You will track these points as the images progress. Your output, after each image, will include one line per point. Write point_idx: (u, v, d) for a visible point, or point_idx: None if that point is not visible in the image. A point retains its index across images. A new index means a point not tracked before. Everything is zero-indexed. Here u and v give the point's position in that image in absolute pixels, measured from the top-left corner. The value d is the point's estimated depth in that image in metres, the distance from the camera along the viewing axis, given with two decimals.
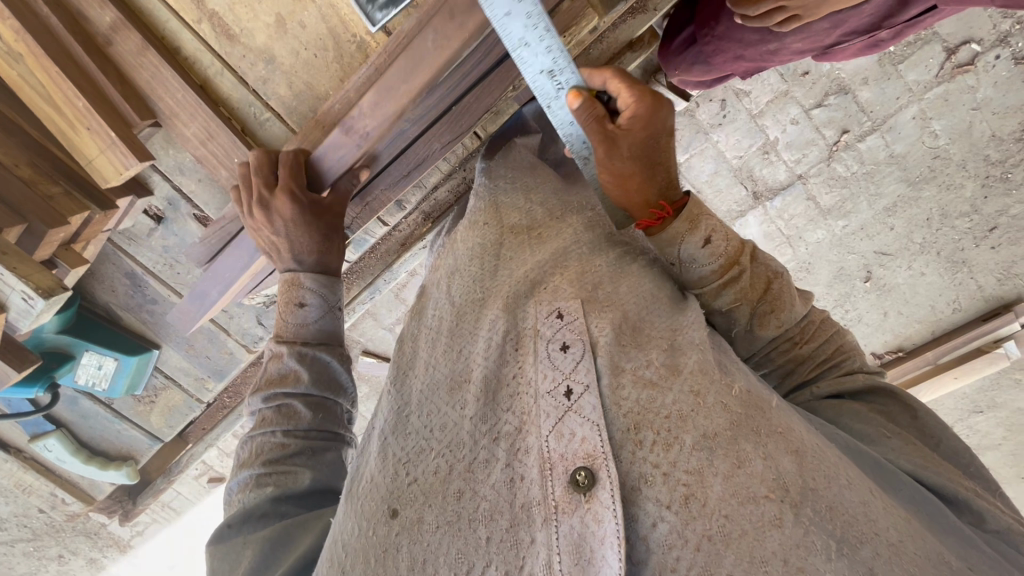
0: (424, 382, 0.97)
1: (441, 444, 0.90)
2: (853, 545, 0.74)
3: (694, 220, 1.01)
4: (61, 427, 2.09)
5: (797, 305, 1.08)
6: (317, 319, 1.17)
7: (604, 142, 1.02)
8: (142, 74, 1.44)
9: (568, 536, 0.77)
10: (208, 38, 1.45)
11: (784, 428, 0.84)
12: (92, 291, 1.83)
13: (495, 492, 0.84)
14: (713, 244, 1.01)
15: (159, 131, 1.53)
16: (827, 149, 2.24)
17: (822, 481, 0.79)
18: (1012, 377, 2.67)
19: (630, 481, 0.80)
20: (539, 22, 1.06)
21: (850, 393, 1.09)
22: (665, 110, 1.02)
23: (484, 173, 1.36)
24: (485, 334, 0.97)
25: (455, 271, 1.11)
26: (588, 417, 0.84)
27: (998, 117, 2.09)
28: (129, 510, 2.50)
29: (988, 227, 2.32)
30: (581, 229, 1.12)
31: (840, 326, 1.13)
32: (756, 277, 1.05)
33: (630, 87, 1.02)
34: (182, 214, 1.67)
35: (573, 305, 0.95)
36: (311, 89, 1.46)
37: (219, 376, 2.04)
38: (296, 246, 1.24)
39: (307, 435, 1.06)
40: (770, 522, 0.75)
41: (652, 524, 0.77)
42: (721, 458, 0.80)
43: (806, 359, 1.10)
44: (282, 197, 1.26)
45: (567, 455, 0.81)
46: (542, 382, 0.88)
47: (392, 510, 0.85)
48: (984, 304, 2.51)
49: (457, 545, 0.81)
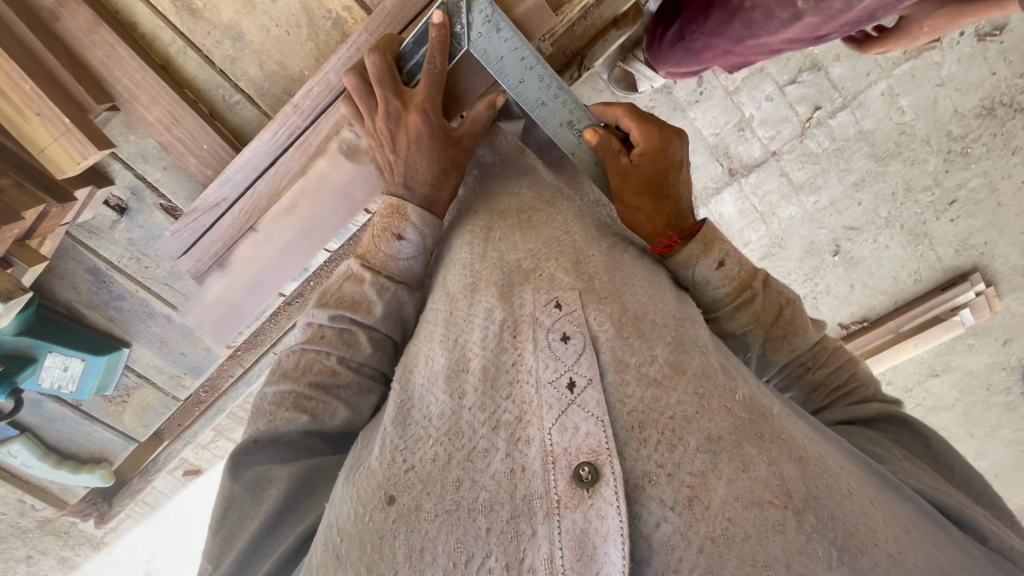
0: (423, 375, 0.88)
1: (440, 431, 0.81)
2: (854, 555, 0.69)
3: (708, 243, 1.00)
4: (25, 432, 1.96)
5: (810, 331, 1.07)
6: (408, 257, 1.04)
7: (616, 174, 1.10)
8: (96, 54, 1.32)
9: (571, 531, 0.69)
10: (167, 12, 1.34)
11: (787, 435, 0.79)
12: (51, 288, 1.70)
13: (496, 483, 0.75)
14: (726, 267, 1.01)
15: (117, 115, 1.41)
16: (799, 125, 2.26)
17: (824, 489, 0.74)
18: (965, 342, 2.76)
19: (633, 479, 0.72)
20: (552, 83, 1.17)
21: (865, 420, 1.04)
22: (674, 144, 1.07)
23: (471, 159, 1.25)
24: (482, 324, 0.89)
25: (442, 262, 1.04)
26: (593, 412, 0.76)
27: (960, 92, 2.13)
28: (105, 512, 2.41)
29: (948, 200, 2.36)
30: (572, 218, 1.05)
31: (853, 355, 1.10)
32: (769, 302, 1.04)
33: (637, 126, 1.08)
34: (148, 204, 1.58)
35: (571, 296, 0.88)
36: (283, 68, 1.39)
37: (196, 373, 1.99)
38: (414, 167, 1.08)
39: (360, 369, 0.99)
40: (773, 527, 0.69)
41: (656, 524, 0.70)
42: (726, 461, 0.74)
43: (819, 385, 1.08)
44: (415, 113, 1.10)
45: (571, 449, 0.74)
46: (543, 370, 0.80)
47: (389, 496, 0.77)
48: (943, 274, 2.54)
49: (455, 535, 0.73)
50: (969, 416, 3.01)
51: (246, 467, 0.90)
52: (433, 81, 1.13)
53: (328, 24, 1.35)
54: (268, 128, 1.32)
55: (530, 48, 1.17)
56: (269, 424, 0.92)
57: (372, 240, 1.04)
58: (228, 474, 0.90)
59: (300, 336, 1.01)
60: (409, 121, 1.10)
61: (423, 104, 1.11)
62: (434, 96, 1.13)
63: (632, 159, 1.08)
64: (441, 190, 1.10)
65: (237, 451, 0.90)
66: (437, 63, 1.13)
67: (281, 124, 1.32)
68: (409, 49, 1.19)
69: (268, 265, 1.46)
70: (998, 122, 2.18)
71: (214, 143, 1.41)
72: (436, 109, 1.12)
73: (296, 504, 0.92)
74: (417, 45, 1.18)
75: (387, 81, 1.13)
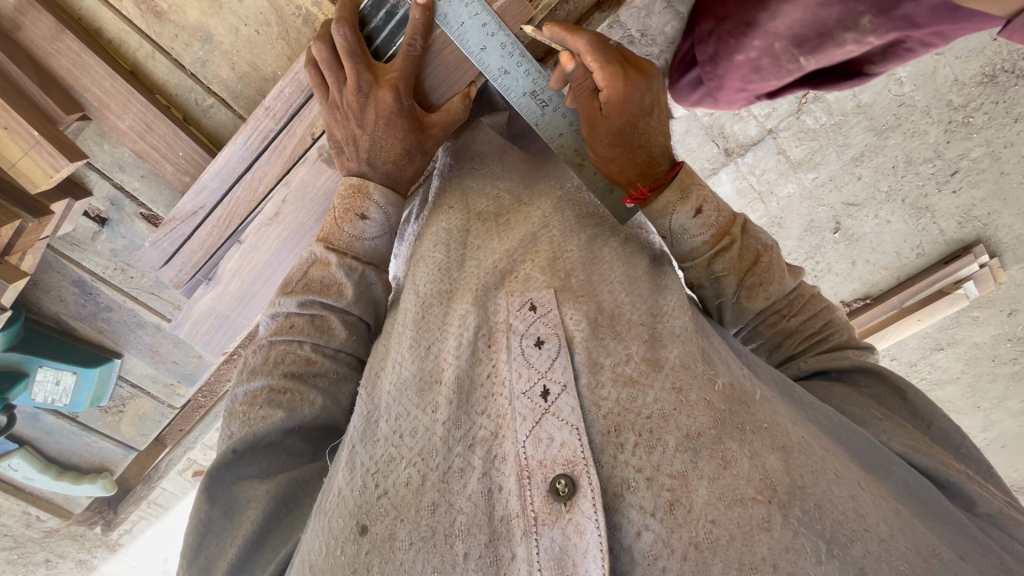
0: (392, 383, 0.85)
1: (413, 451, 0.78)
2: (843, 544, 0.67)
3: (684, 190, 0.98)
4: (24, 446, 1.97)
5: (787, 278, 1.00)
6: (374, 238, 1.05)
7: (586, 121, 1.03)
8: (61, 62, 1.28)
9: (549, 550, 0.68)
10: (133, 16, 1.30)
11: (770, 423, 0.76)
12: (38, 301, 1.68)
13: (473, 504, 0.73)
14: (705, 215, 0.98)
15: (90, 124, 1.37)
16: (796, 102, 2.22)
17: (810, 477, 0.71)
18: (970, 315, 2.72)
19: (612, 487, 0.71)
20: (516, 50, 1.13)
21: (838, 371, 0.99)
22: (641, 87, 0.99)
23: (449, 154, 1.21)
24: (456, 331, 0.86)
25: (416, 262, 1.01)
26: (567, 420, 0.74)
27: (960, 61, 2.06)
28: (110, 520, 2.46)
29: (950, 171, 2.28)
30: (549, 211, 1.01)
31: (829, 302, 1.04)
32: (746, 248, 0.99)
33: (603, 69, 0.96)
34: (128, 214, 1.55)
35: (547, 296, 0.85)
36: (255, 69, 1.35)
37: (190, 381, 1.99)
38: (380, 149, 1.08)
39: (335, 356, 0.99)
40: (757, 526, 0.67)
41: (636, 533, 0.68)
42: (706, 459, 0.71)
43: (794, 332, 1.02)
44: (387, 91, 1.08)
45: (546, 461, 0.72)
46: (516, 381, 0.78)
47: (361, 526, 0.73)
48: (945, 247, 2.47)
49: (432, 563, 0.70)
50: (975, 388, 2.99)
51: (224, 484, 0.88)
52: (408, 62, 1.10)
53: (298, 21, 1.30)
54: (243, 128, 1.28)
55: (495, 19, 1.12)
56: (244, 426, 0.90)
57: (335, 224, 1.04)
58: (206, 496, 0.86)
59: (268, 329, 1.01)
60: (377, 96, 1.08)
61: (396, 80, 1.09)
62: (410, 75, 1.11)
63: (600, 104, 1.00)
64: (405, 169, 1.10)
65: (215, 469, 0.87)
66: (416, 44, 1.10)
67: (254, 123, 1.28)
68: (375, 17, 1.13)
69: (256, 278, 1.39)
70: (999, 90, 2.09)
71: (189, 150, 1.38)
72: (409, 90, 1.10)
73: (276, 521, 0.90)
74: (387, 17, 1.13)
75: (358, 54, 1.08)
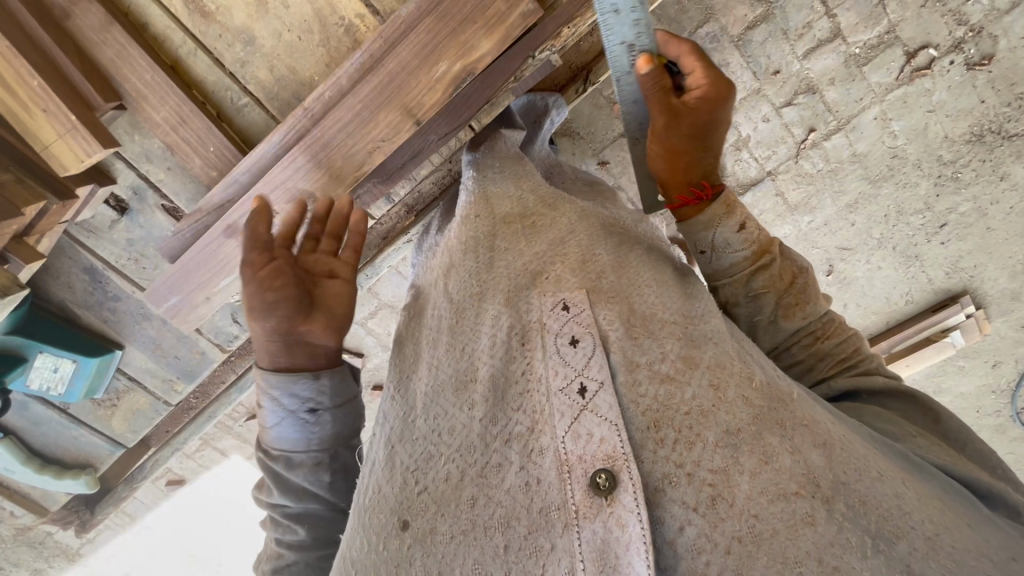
0: (428, 384, 0.90)
1: (451, 448, 0.82)
2: (889, 542, 0.68)
3: (732, 204, 1.05)
4: (9, 435, 1.93)
5: (821, 302, 1.09)
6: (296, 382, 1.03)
7: (667, 114, 0.99)
8: (105, 53, 1.33)
9: (592, 542, 0.69)
10: (180, 14, 1.35)
11: (808, 420, 0.78)
12: (45, 287, 1.68)
13: (511, 497, 0.75)
14: (747, 231, 1.05)
15: (124, 114, 1.40)
16: (795, 147, 2.12)
17: (854, 474, 0.73)
18: (957, 364, 2.79)
19: (652, 482, 0.72)
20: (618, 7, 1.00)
21: (869, 394, 1.04)
22: (731, 99, 1.01)
23: (473, 166, 1.26)
24: (489, 331, 0.90)
25: (449, 268, 1.03)
26: (606, 416, 0.75)
27: (951, 119, 2.05)
28: (87, 521, 2.37)
29: (939, 223, 2.33)
30: (576, 217, 1.05)
31: (855, 331, 1.10)
32: (784, 269, 1.07)
33: (705, 70, 0.99)
34: (150, 205, 1.55)
35: (579, 296, 0.88)
36: (294, 73, 1.38)
37: (190, 378, 1.91)
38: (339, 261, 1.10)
39: (300, 516, 1.07)
40: (802, 520, 0.68)
41: (680, 527, 0.69)
42: (747, 454, 0.73)
43: (826, 355, 1.07)
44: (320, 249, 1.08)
45: (586, 456, 0.73)
46: (552, 379, 0.80)
47: (403, 522, 0.78)
48: (934, 295, 2.54)
49: (473, 556, 0.73)
50: None
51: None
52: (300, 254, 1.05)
53: (340, 31, 1.35)
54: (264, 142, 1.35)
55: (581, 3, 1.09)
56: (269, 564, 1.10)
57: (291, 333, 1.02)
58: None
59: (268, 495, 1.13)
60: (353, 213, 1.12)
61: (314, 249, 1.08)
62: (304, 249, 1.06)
63: (688, 102, 0.99)
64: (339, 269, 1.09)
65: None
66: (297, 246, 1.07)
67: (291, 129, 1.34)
68: None
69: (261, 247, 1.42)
70: (986, 149, 2.11)
71: (220, 146, 1.41)
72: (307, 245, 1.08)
73: None
74: None
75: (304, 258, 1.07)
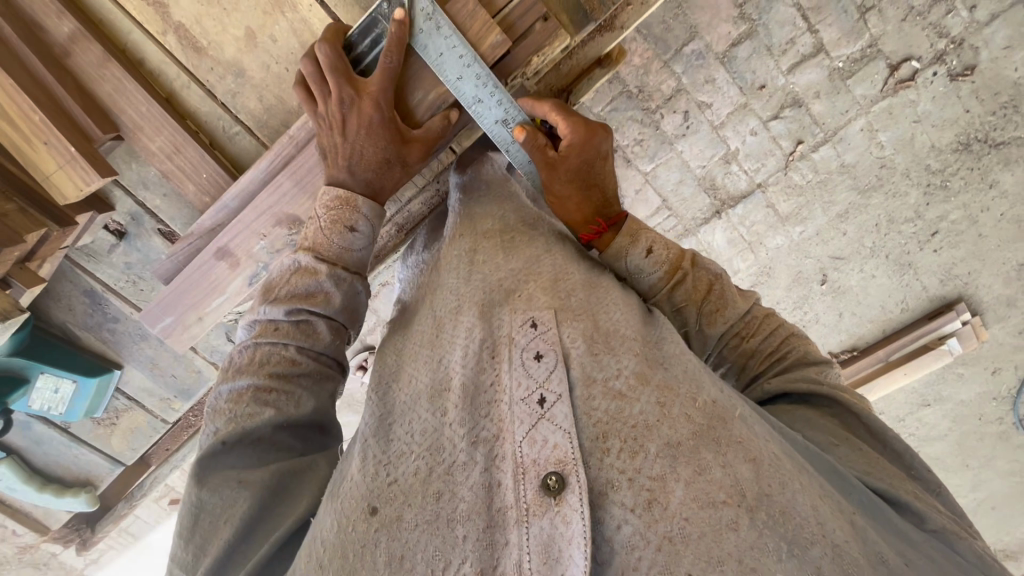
0: (407, 393, 0.93)
1: (422, 447, 0.86)
2: (803, 546, 0.71)
3: (633, 233, 1.14)
4: (11, 454, 1.98)
5: (740, 302, 1.12)
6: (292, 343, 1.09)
7: (547, 167, 1.17)
8: (103, 87, 1.40)
9: (538, 537, 0.74)
10: (174, 50, 1.43)
11: (744, 436, 0.80)
12: (47, 311, 1.75)
13: (473, 494, 0.80)
14: (656, 254, 1.12)
15: (121, 144, 1.47)
16: (783, 158, 2.17)
17: (776, 486, 0.75)
18: (955, 371, 2.78)
19: (598, 486, 0.77)
20: (488, 82, 1.19)
21: (799, 394, 1.02)
22: (599, 137, 1.16)
23: (461, 190, 1.32)
24: (462, 343, 0.94)
25: (435, 288, 1.09)
26: (561, 425, 0.81)
27: (936, 129, 2.10)
28: (87, 539, 2.40)
29: (930, 232, 2.35)
30: (552, 240, 1.11)
31: (786, 320, 1.12)
32: (699, 279, 1.12)
33: (566, 119, 1.15)
34: (146, 229, 1.62)
35: (546, 315, 0.92)
36: (282, 102, 1.45)
37: (186, 396, 2.00)
38: (358, 155, 1.18)
39: None
40: (727, 526, 0.72)
41: (617, 526, 0.74)
42: (684, 465, 0.76)
43: (755, 352, 1.10)
44: (367, 103, 1.17)
45: (540, 460, 0.79)
46: (516, 389, 0.85)
47: (372, 508, 0.81)
48: (928, 303, 2.54)
49: (434, 544, 0.77)
50: (963, 445, 3.04)
51: None
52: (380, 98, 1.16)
53: None
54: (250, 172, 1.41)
55: (472, 52, 1.18)
56: None
57: (323, 235, 1.14)
58: None
59: None
60: (455, 119, 1.28)
61: (375, 95, 1.17)
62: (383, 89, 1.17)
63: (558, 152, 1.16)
64: (383, 179, 1.21)
65: None
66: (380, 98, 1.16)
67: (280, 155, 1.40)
68: (361, 44, 1.20)
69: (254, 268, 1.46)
70: (973, 157, 2.16)
71: (212, 171, 1.47)
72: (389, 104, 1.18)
73: None
74: (372, 43, 1.19)
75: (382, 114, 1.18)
